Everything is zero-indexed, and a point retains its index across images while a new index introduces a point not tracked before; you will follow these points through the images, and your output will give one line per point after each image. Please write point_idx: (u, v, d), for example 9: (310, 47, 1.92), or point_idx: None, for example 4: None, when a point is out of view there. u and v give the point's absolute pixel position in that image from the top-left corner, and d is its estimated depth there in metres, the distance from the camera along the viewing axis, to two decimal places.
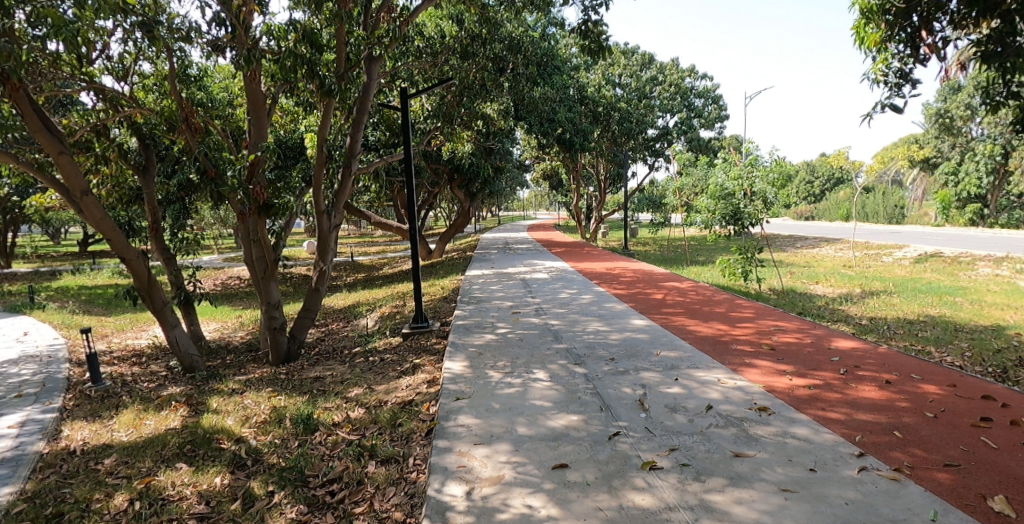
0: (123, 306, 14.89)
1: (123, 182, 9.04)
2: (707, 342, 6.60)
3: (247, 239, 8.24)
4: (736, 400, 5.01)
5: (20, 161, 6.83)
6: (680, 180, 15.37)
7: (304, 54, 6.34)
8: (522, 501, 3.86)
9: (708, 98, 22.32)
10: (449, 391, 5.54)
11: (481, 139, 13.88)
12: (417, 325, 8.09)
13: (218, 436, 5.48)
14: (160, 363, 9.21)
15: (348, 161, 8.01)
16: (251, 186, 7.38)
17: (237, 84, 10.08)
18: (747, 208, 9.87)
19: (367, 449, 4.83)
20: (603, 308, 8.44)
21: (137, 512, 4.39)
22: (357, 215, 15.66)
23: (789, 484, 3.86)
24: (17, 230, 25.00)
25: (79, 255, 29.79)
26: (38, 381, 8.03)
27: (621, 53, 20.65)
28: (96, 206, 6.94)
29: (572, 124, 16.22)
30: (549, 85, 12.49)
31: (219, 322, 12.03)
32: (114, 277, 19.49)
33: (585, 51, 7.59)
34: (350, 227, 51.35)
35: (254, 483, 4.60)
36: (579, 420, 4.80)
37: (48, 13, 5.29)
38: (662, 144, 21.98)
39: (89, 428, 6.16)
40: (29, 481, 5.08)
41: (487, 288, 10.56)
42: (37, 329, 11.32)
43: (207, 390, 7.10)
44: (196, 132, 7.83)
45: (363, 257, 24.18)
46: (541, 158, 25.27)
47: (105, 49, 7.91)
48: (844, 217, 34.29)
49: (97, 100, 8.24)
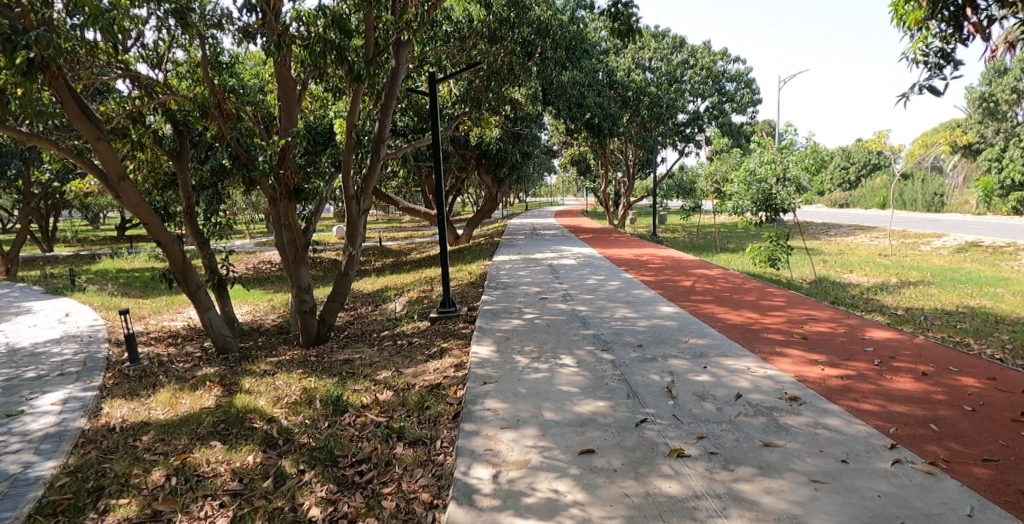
0: (159, 289, 15.33)
1: (158, 167, 9.29)
2: (735, 330, 6.53)
3: (278, 223, 8.36)
4: (766, 389, 4.95)
5: (61, 148, 7.06)
6: (712, 166, 15.11)
7: (333, 38, 6.45)
8: (548, 486, 3.88)
9: (741, 81, 21.85)
10: (476, 376, 5.59)
11: (510, 125, 13.83)
12: (445, 310, 8.13)
13: (250, 415, 5.62)
14: (195, 344, 9.46)
15: (377, 146, 8.02)
16: (282, 170, 7.55)
17: (267, 70, 10.16)
18: (779, 194, 9.63)
19: (395, 431, 4.91)
20: (630, 295, 8.39)
21: (173, 488, 4.53)
22: (387, 201, 15.63)
23: (819, 475, 3.81)
24: (58, 215, 25.67)
25: (118, 240, 30.62)
26: (79, 360, 8.32)
27: (652, 36, 20.24)
28: (133, 191, 7.11)
29: (601, 109, 16.03)
30: (579, 69, 12.29)
31: (251, 305, 12.28)
32: (151, 261, 19.99)
33: (614, 33, 7.48)
34: (379, 212, 52.08)
35: (285, 461, 4.70)
36: (606, 406, 4.81)
37: (85, 3, 5.44)
38: (692, 129, 21.77)
39: (128, 406, 6.38)
40: (72, 456, 5.27)
41: (515, 274, 10.60)
42: (79, 311, 11.70)
43: (240, 371, 7.29)
44: (228, 118, 7.96)
45: (393, 242, 24.35)
46: (569, 143, 25.10)
47: (140, 38, 8.06)
48: (880, 204, 33.46)
49: (132, 87, 8.45)
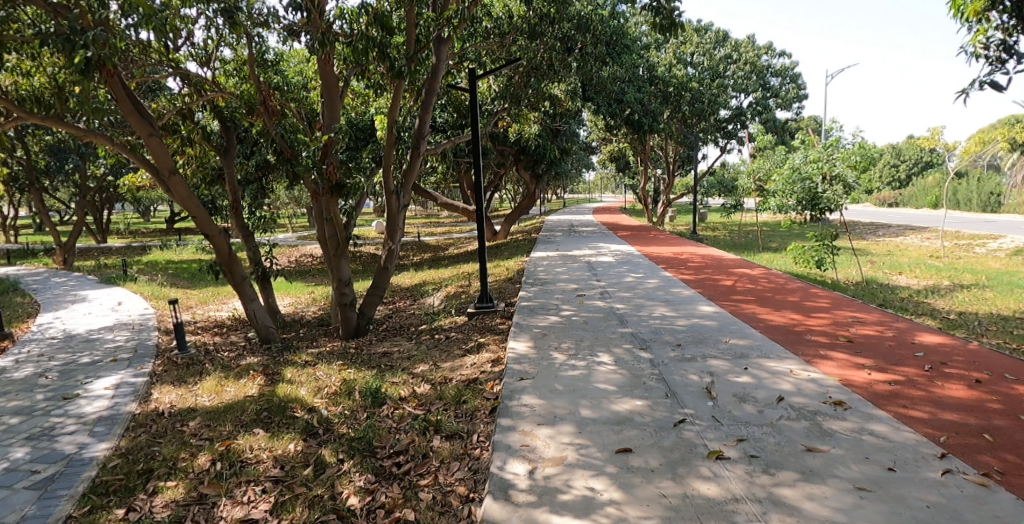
0: (206, 280, 15.83)
1: (206, 162, 9.58)
2: (778, 331, 6.41)
3: (320, 217, 8.54)
4: (809, 393, 4.86)
5: (116, 143, 7.34)
6: (755, 163, 14.82)
7: (375, 36, 6.55)
8: (584, 483, 3.89)
9: (786, 76, 21.33)
10: (513, 371, 5.63)
11: (549, 121, 13.80)
12: (482, 305, 8.19)
13: (292, 405, 5.78)
14: (239, 334, 9.75)
15: (417, 142, 8.11)
16: (325, 165, 7.71)
17: (311, 67, 10.37)
18: (826, 193, 9.39)
19: (432, 424, 4.99)
20: (669, 293, 8.32)
21: (218, 472, 4.70)
22: (426, 197, 15.78)
23: (864, 483, 3.73)
24: (112, 207, 26.69)
25: (167, 232, 31.64)
26: (130, 347, 8.67)
27: (694, 31, 19.95)
28: (182, 185, 7.35)
29: (642, 105, 15.87)
30: (620, 65, 12.16)
31: (293, 297, 12.58)
32: (198, 253, 20.64)
33: (656, 28, 7.38)
34: (417, 207, 52.63)
35: (324, 451, 4.82)
36: (643, 405, 4.79)
37: (139, 4, 5.64)
38: (735, 126, 21.39)
39: (176, 392, 6.63)
40: (123, 438, 5.51)
41: (552, 270, 10.60)
42: (130, 300, 12.17)
43: (282, 361, 7.49)
44: (273, 115, 8.14)
45: (431, 238, 24.59)
46: (608, 140, 24.92)
47: (190, 37, 8.33)
48: (932, 203, 32.29)
49: (182, 85, 8.73)
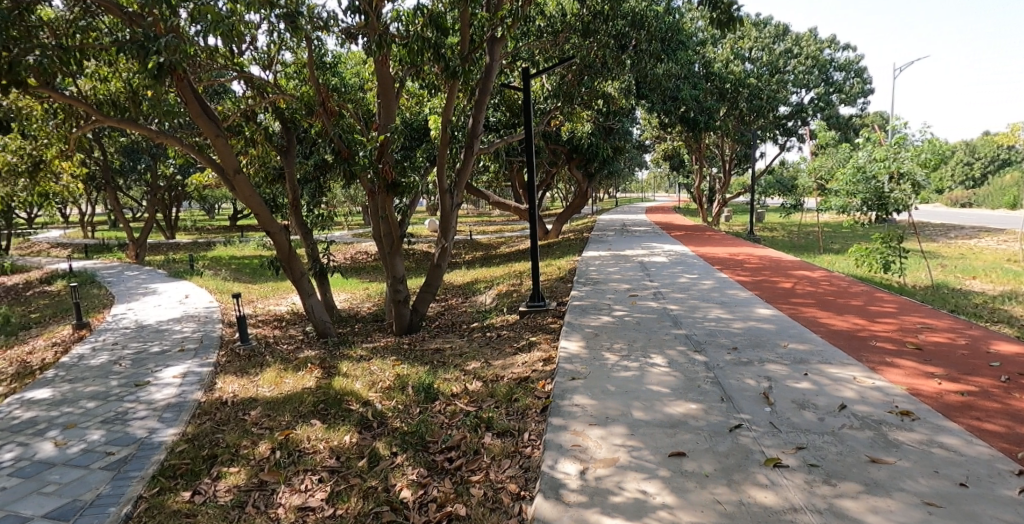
0: (266, 275, 16.42)
1: (268, 162, 9.94)
2: (840, 336, 6.21)
3: (375, 215, 8.73)
4: (874, 402, 4.69)
5: (184, 144, 7.69)
6: (817, 161, 14.33)
7: (430, 37, 6.65)
8: (636, 486, 3.87)
9: (851, 70, 20.54)
10: (565, 371, 5.64)
11: (601, 119, 13.71)
12: (534, 304, 8.22)
13: (347, 398, 5.95)
14: (297, 327, 10.08)
15: (470, 141, 8.19)
16: (381, 165, 7.89)
17: (368, 69, 10.62)
18: (893, 192, 9.01)
19: (484, 421, 5.05)
20: (725, 295, 8.16)
21: (277, 460, 4.89)
22: (477, 196, 15.91)
23: (933, 498, 3.58)
24: (180, 205, 27.97)
25: (230, 229, 32.94)
26: (196, 337, 9.10)
27: (752, 25, 19.46)
28: (246, 183, 7.65)
29: (697, 102, 15.59)
30: (676, 61, 11.87)
31: (349, 293, 12.92)
32: (259, 249, 21.42)
33: (714, 23, 7.24)
34: (469, 206, 53.09)
35: (379, 443, 4.95)
36: (698, 409, 4.73)
37: (208, 11, 5.91)
38: (795, 122, 20.75)
39: (239, 382, 6.92)
40: (190, 425, 5.79)
41: (604, 270, 10.54)
42: (196, 293, 12.74)
43: (338, 355, 7.71)
44: (331, 115, 8.35)
45: (482, 236, 24.78)
46: (661, 138, 24.56)
47: (253, 42, 8.65)
48: (1010, 203, 30.46)
49: (246, 88, 9.07)
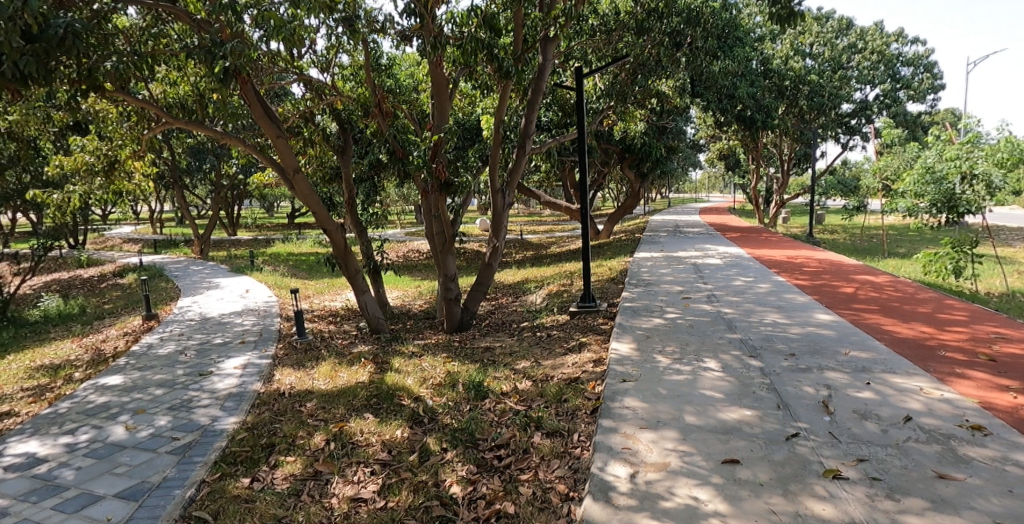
0: (322, 271, 16.90)
1: (325, 161, 10.22)
2: (906, 345, 5.97)
3: (428, 214, 8.86)
4: (942, 414, 4.50)
5: (247, 144, 7.99)
6: (882, 161, 13.78)
7: (484, 37, 6.71)
8: (687, 492, 3.83)
9: (920, 65, 19.64)
10: (616, 372, 5.62)
11: (655, 119, 13.54)
12: (585, 304, 8.20)
13: (399, 393, 6.08)
14: (351, 323, 10.35)
15: (523, 141, 8.22)
16: (434, 164, 8.01)
17: (422, 70, 10.79)
18: (965, 193, 8.59)
19: (533, 420, 5.09)
20: (782, 299, 7.95)
21: (332, 451, 5.05)
22: (528, 195, 15.95)
23: (1006, 518, 3.42)
24: (242, 203, 29.06)
25: (289, 227, 34.01)
26: (256, 330, 9.47)
27: (814, 20, 18.84)
28: (304, 183, 7.89)
29: (754, 100, 15.21)
30: (733, 59, 11.63)
31: (401, 290, 13.16)
32: (316, 246, 22.05)
33: (773, 19, 7.04)
34: (519, 205, 53.25)
35: (429, 438, 5.05)
36: (753, 416, 4.64)
37: (271, 16, 6.14)
38: (859, 120, 19.98)
39: (296, 375, 7.17)
40: (250, 414, 6.04)
41: (656, 271, 10.41)
42: (256, 288, 13.24)
43: (391, 351, 7.88)
44: (386, 116, 8.51)
45: (533, 236, 24.81)
46: (716, 137, 24.05)
47: (312, 46, 8.92)
48: None
49: (305, 90, 9.36)
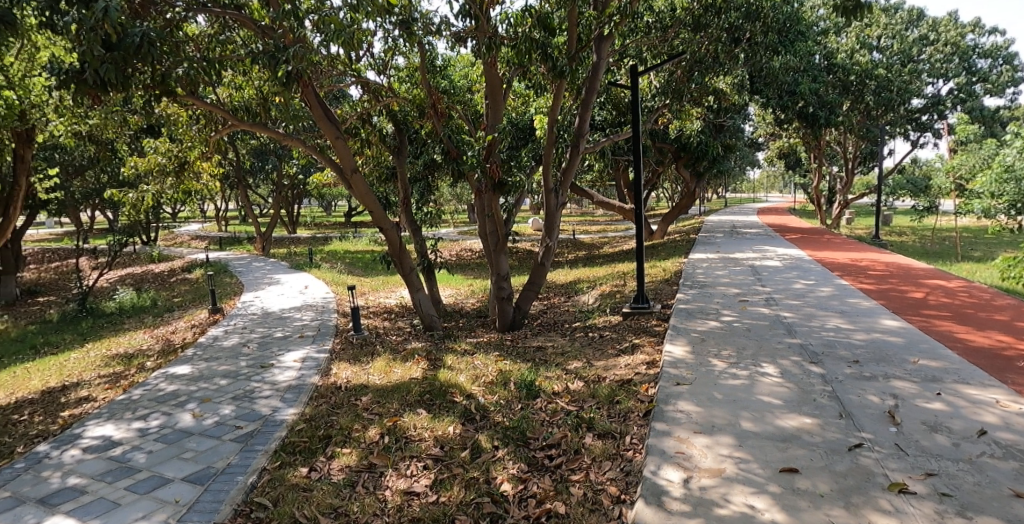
0: (377, 269, 17.27)
1: (381, 161, 10.45)
2: (981, 355, 5.67)
3: (481, 213, 8.94)
4: (1020, 429, 4.27)
5: (307, 145, 8.26)
6: (955, 159, 13.10)
7: (538, 37, 6.72)
8: (743, 499, 3.76)
9: (998, 57, 18.56)
10: (670, 375, 5.56)
11: (711, 116, 13.26)
12: (638, 305, 8.13)
13: (451, 390, 6.18)
14: (405, 320, 10.56)
15: (576, 141, 8.19)
16: (488, 164, 8.08)
17: (476, 71, 10.88)
18: None
19: (585, 421, 5.09)
20: (845, 304, 7.67)
21: (386, 445, 5.18)
22: (580, 194, 15.88)
23: None
24: (301, 202, 29.97)
25: (345, 226, 34.88)
26: (314, 325, 9.78)
27: (882, 11, 18.06)
28: (361, 183, 8.10)
29: (816, 95, 14.71)
30: (794, 53, 11.31)
31: (454, 289, 13.32)
32: (371, 244, 22.55)
33: (838, 12, 6.79)
34: (571, 205, 53.02)
35: (481, 436, 5.13)
36: (813, 424, 4.51)
37: (331, 21, 6.35)
38: (930, 116, 19.03)
39: (352, 369, 7.37)
40: (308, 406, 6.26)
41: (712, 273, 10.21)
42: (314, 284, 13.65)
43: (444, 348, 8.01)
44: (441, 117, 8.63)
45: (585, 236, 24.66)
46: (776, 135, 23.33)
47: (370, 49, 9.13)
48: None
49: (363, 92, 9.59)
